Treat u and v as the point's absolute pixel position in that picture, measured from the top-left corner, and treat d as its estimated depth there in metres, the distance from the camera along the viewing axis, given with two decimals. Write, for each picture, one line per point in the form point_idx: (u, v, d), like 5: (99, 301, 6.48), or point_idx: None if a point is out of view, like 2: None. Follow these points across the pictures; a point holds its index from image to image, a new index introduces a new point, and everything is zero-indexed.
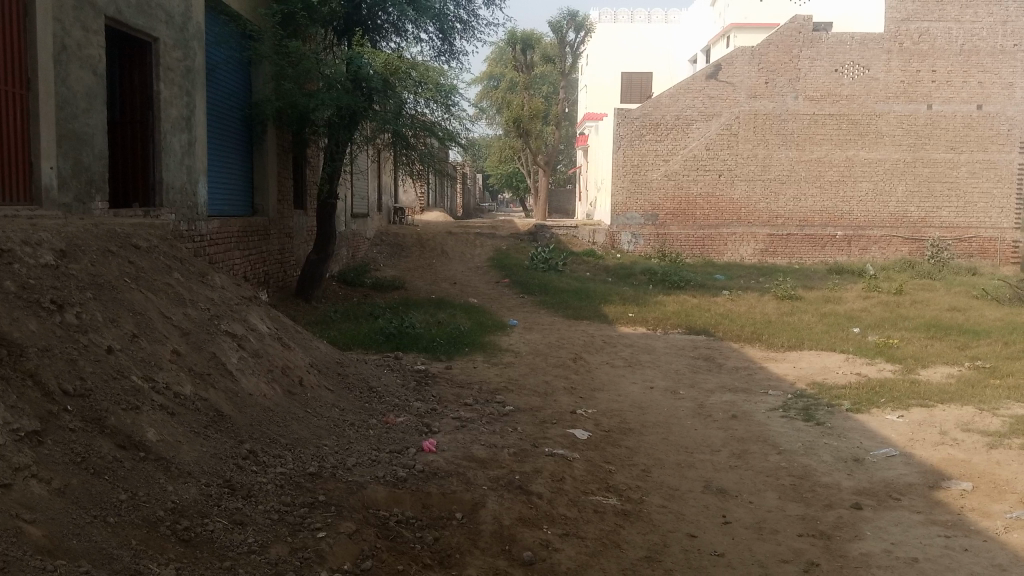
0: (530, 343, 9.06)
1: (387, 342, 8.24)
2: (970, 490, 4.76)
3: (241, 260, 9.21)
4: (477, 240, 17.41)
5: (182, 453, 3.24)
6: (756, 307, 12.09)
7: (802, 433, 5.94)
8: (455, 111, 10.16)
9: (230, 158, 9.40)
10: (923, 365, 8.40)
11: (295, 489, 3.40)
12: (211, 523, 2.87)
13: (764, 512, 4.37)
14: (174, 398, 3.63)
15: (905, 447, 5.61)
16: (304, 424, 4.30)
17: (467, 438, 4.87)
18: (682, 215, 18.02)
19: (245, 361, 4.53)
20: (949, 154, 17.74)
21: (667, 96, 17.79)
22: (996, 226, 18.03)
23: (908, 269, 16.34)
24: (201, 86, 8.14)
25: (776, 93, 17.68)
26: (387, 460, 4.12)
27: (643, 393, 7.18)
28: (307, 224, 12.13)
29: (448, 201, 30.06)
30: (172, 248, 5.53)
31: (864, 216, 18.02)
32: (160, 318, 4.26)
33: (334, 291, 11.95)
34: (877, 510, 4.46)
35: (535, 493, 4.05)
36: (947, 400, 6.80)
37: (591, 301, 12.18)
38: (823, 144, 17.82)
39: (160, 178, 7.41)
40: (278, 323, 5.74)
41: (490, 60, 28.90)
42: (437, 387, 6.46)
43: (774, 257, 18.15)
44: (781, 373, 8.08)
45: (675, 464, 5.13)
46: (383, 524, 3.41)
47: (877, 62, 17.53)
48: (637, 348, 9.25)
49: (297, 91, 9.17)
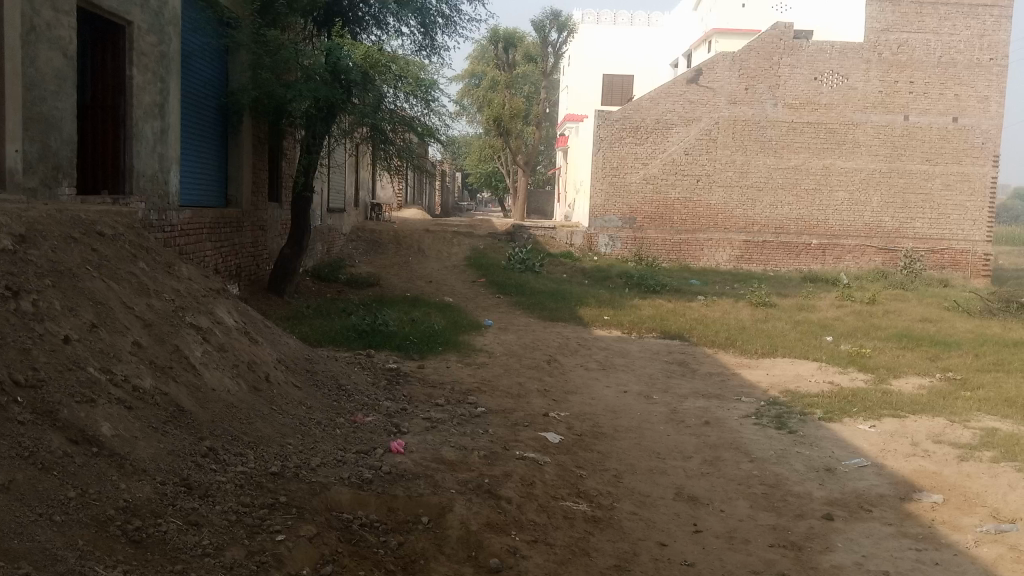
0: (505, 343, 8.98)
1: (359, 339, 8.12)
2: (940, 502, 4.75)
3: (212, 252, 9.03)
4: (454, 238, 17.29)
5: (138, 449, 3.11)
6: (730, 312, 12.09)
7: (774, 441, 5.91)
8: (435, 106, 10.06)
9: (204, 148, 9.22)
10: (895, 374, 8.41)
11: (255, 489, 3.29)
12: (164, 524, 2.75)
13: (735, 521, 4.32)
14: (133, 392, 3.50)
15: (876, 458, 5.59)
16: (268, 421, 4.18)
17: (437, 439, 4.77)
18: (660, 219, 18.05)
19: (210, 355, 4.40)
20: (925, 166, 17.90)
21: (648, 100, 17.80)
22: (968, 239, 18.23)
23: (881, 279, 16.47)
24: (176, 73, 7.96)
25: (755, 99, 17.74)
26: (353, 461, 4.02)
27: (616, 397, 7.12)
28: (282, 217, 11.96)
29: (426, 198, 29.94)
30: (138, 236, 5.39)
31: (839, 225, 18.15)
32: (122, 308, 4.12)
33: (307, 286, 11.79)
34: (848, 521, 4.42)
35: (504, 498, 3.96)
36: (919, 411, 6.80)
37: (566, 303, 12.11)
38: (801, 152, 17.91)
39: (131, 166, 7.23)
40: (246, 317, 5.60)
41: (473, 59, 28.82)
42: (408, 386, 6.35)
43: (749, 264, 18.22)
44: (754, 380, 8.05)
45: (647, 470, 5.07)
46: (346, 527, 3.31)
47: (857, 73, 17.64)
48: (612, 351, 9.20)
49: (275, 81, 9.03)
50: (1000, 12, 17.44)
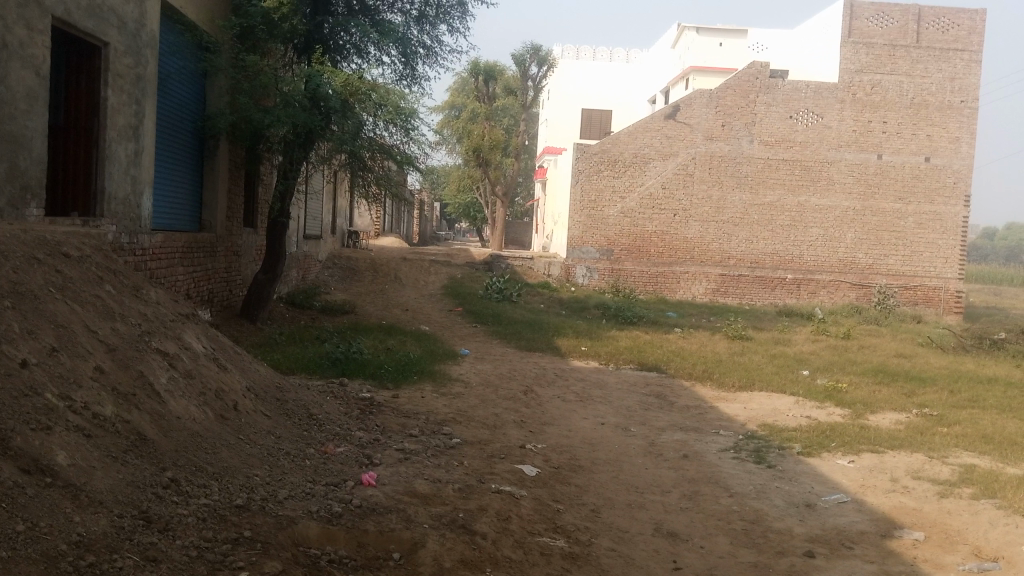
0: (481, 373, 8.86)
1: (332, 367, 7.97)
2: (921, 539, 4.68)
3: (184, 277, 8.86)
4: (430, 267, 17.17)
5: (95, 479, 2.95)
6: (706, 346, 12.06)
7: (753, 475, 5.83)
8: (414, 135, 9.96)
9: (179, 171, 9.08)
10: (871, 410, 8.38)
11: (218, 523, 3.14)
12: (120, 559, 2.59)
13: (715, 559, 4.21)
14: (93, 420, 3.34)
15: (856, 493, 5.53)
16: (234, 451, 4.03)
17: (410, 471, 4.64)
18: (637, 251, 18.08)
19: (176, 382, 4.25)
20: (897, 204, 18.13)
21: (626, 134, 17.91)
22: (940, 276, 18.43)
23: (856, 314, 16.56)
24: (152, 95, 7.84)
25: (731, 136, 17.92)
26: (322, 494, 3.88)
27: (594, 429, 7.01)
28: (257, 243, 11.80)
29: (404, 227, 29.87)
30: (106, 259, 5.24)
31: (814, 260, 18.28)
32: (85, 332, 3.96)
33: (281, 313, 11.61)
34: (829, 559, 4.33)
35: (479, 533, 3.83)
36: (897, 446, 6.76)
37: (544, 333, 12.02)
38: (776, 188, 18.08)
39: (102, 188, 7.07)
40: (216, 343, 5.45)
41: (453, 90, 28.95)
42: (382, 416, 6.20)
43: (725, 297, 18.26)
44: (732, 414, 7.97)
45: (625, 505, 4.96)
46: (313, 563, 3.16)
47: (831, 111, 17.90)
48: (589, 382, 9.10)
49: (252, 106, 8.96)
50: (971, 56, 17.84)
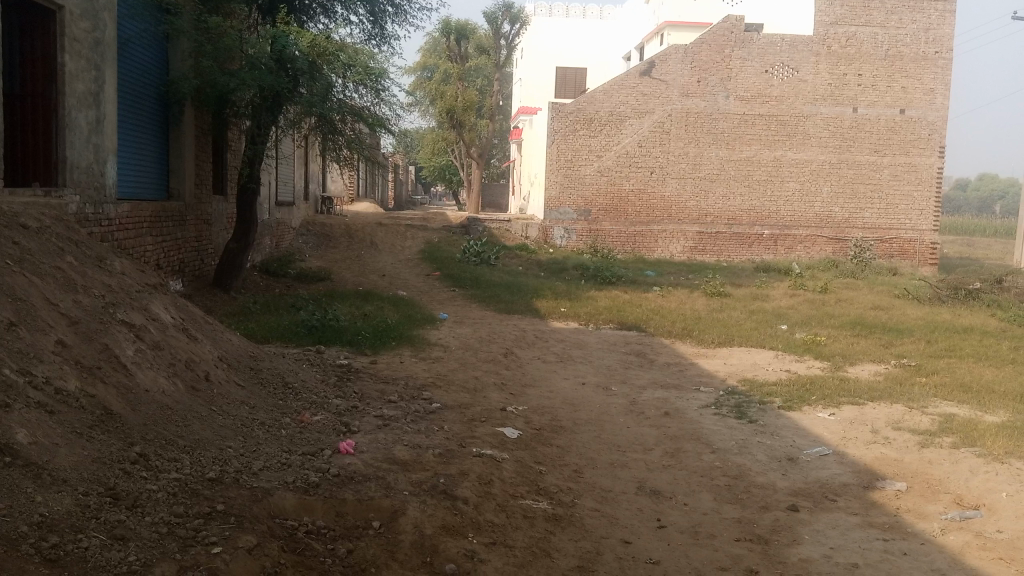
0: (460, 337, 8.76)
1: (308, 335, 7.84)
2: (904, 489, 4.68)
3: (153, 247, 8.65)
4: (407, 232, 16.98)
5: (58, 457, 2.83)
6: (685, 303, 12.04)
7: (735, 431, 5.82)
8: (385, 96, 9.73)
9: (143, 138, 8.81)
10: (851, 362, 8.41)
11: (189, 498, 3.04)
12: (85, 539, 2.48)
13: (699, 515, 4.19)
14: (55, 395, 3.22)
15: (837, 446, 5.53)
16: (206, 423, 3.93)
17: (389, 437, 4.56)
18: (614, 211, 17.99)
19: (143, 354, 4.12)
20: (873, 157, 18.13)
21: (600, 92, 17.70)
22: (915, 228, 18.52)
23: (833, 268, 16.61)
24: (113, 60, 7.55)
25: (707, 92, 17.77)
26: (299, 464, 3.79)
27: (575, 389, 6.96)
28: (228, 211, 11.58)
29: (378, 191, 29.55)
30: (68, 230, 5.06)
31: (791, 215, 18.27)
32: (45, 305, 3.81)
33: (255, 281, 11.43)
34: (814, 512, 4.32)
35: (460, 498, 3.77)
36: (877, 397, 6.78)
37: (523, 295, 11.93)
38: (753, 144, 17.99)
39: (64, 157, 6.83)
40: (186, 314, 5.31)
41: (425, 50, 28.44)
42: (360, 382, 6.11)
43: (703, 254, 18.25)
44: (712, 370, 7.97)
45: (607, 464, 4.92)
46: (289, 536, 3.08)
47: (806, 65, 17.78)
48: (569, 343, 9.05)
49: (216, 69, 8.69)
50: (944, 6, 17.74)
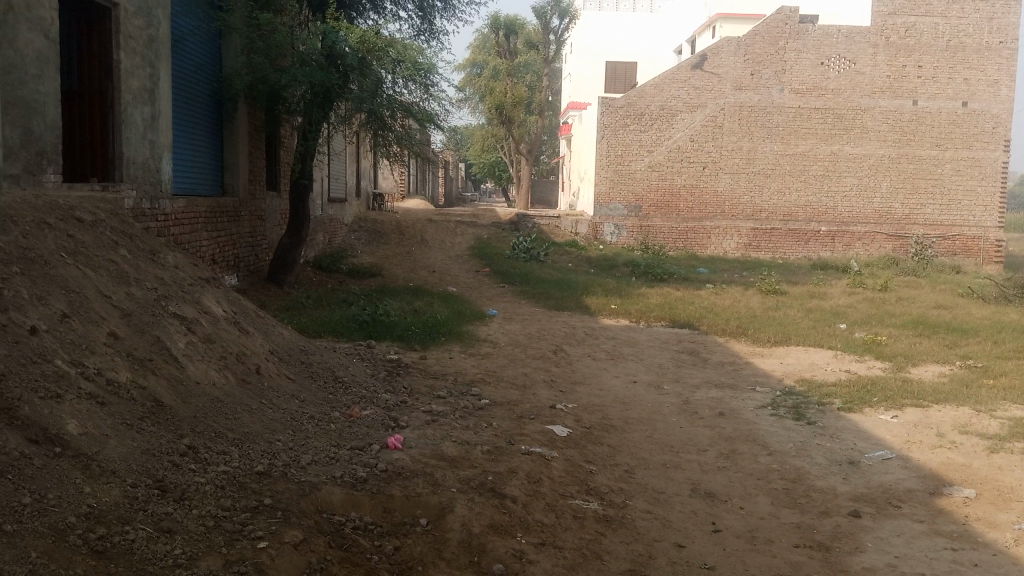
0: (509, 333, 8.70)
1: (359, 330, 7.87)
2: (973, 497, 4.46)
3: (208, 242, 8.76)
4: (456, 228, 16.98)
5: (107, 448, 2.83)
6: (738, 301, 11.78)
7: (792, 432, 5.63)
8: (434, 91, 9.71)
9: (198, 134, 8.92)
10: (912, 363, 8.11)
11: (237, 491, 3.01)
12: (132, 532, 2.45)
13: (756, 520, 4.04)
14: (107, 386, 3.23)
15: (900, 450, 5.31)
16: (256, 416, 3.92)
17: (437, 433, 4.50)
18: (666, 207, 17.73)
19: (194, 347, 4.13)
20: (935, 151, 17.55)
21: (651, 86, 17.47)
22: (979, 225, 17.89)
23: (892, 266, 16.12)
24: (168, 57, 7.66)
25: (761, 85, 17.39)
26: (347, 458, 3.75)
27: (626, 388, 6.84)
28: (281, 207, 11.69)
29: (429, 188, 29.67)
30: (122, 223, 5.13)
31: (849, 211, 17.80)
32: (98, 298, 3.84)
33: (308, 277, 11.53)
34: (877, 519, 4.13)
35: (508, 497, 3.68)
36: (941, 399, 6.51)
37: (572, 292, 11.81)
38: (808, 138, 17.55)
39: (120, 153, 6.94)
40: (237, 307, 5.34)
41: (474, 47, 28.43)
42: (408, 378, 6.08)
43: (757, 252, 17.90)
44: (767, 369, 7.77)
45: (660, 465, 4.80)
46: (337, 531, 3.04)
47: (864, 57, 17.28)
48: (619, 340, 8.91)
49: (269, 65, 8.73)
50: None
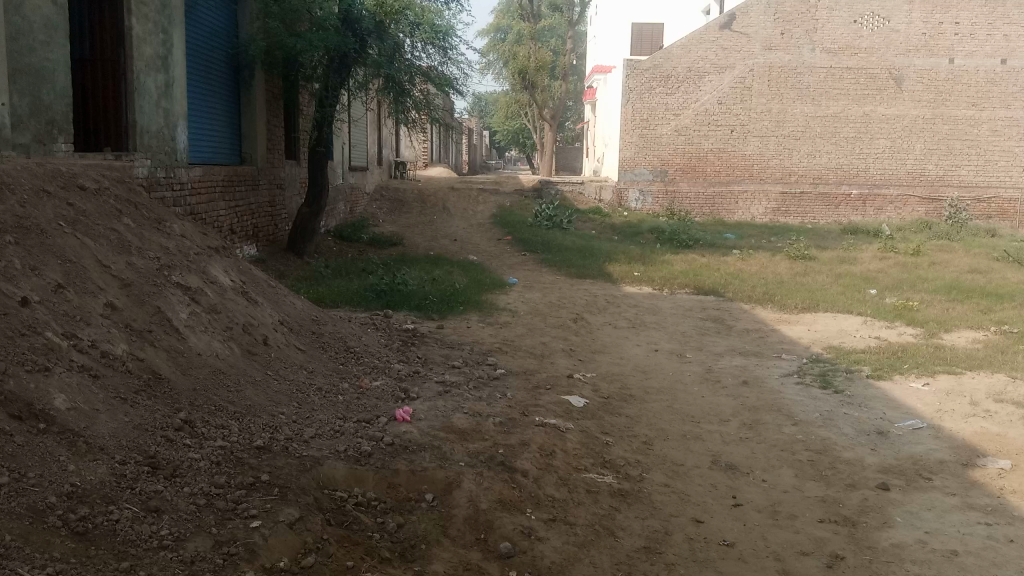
0: (529, 302, 8.55)
1: (376, 299, 7.75)
2: (1008, 468, 4.25)
3: (226, 212, 8.66)
4: (479, 196, 16.77)
5: (97, 424, 2.74)
6: (766, 267, 11.49)
7: (819, 401, 5.45)
8: (454, 55, 9.44)
9: (214, 103, 8.75)
10: (945, 329, 7.84)
11: (234, 467, 2.92)
12: (116, 512, 2.37)
13: (779, 493, 3.88)
14: (102, 359, 3.13)
15: (932, 419, 5.10)
16: (260, 388, 3.82)
17: (449, 405, 4.37)
18: (692, 171, 17.37)
19: (198, 318, 4.03)
20: (971, 111, 16.99)
21: (678, 47, 17.03)
22: (1016, 187, 17.37)
23: (926, 230, 15.69)
24: (180, 24, 7.47)
25: (792, 45, 16.86)
26: (352, 432, 3.64)
27: (647, 357, 6.67)
28: (301, 175, 11.57)
29: (452, 157, 29.44)
30: (129, 192, 5.01)
31: (881, 174, 17.33)
32: (96, 267, 3.74)
33: (328, 246, 11.43)
34: (906, 492, 3.95)
35: (519, 471, 3.55)
36: (976, 366, 6.28)
37: (595, 260, 11.61)
38: (840, 99, 17.04)
39: (133, 121, 6.76)
40: (247, 277, 5.23)
41: (498, 12, 27.96)
42: (423, 347, 5.95)
43: (786, 217, 17.52)
44: (795, 336, 7.55)
45: (679, 436, 4.64)
46: (338, 508, 2.94)
47: (899, 14, 16.72)
48: (642, 308, 8.72)
49: (284, 30, 8.53)
50: None
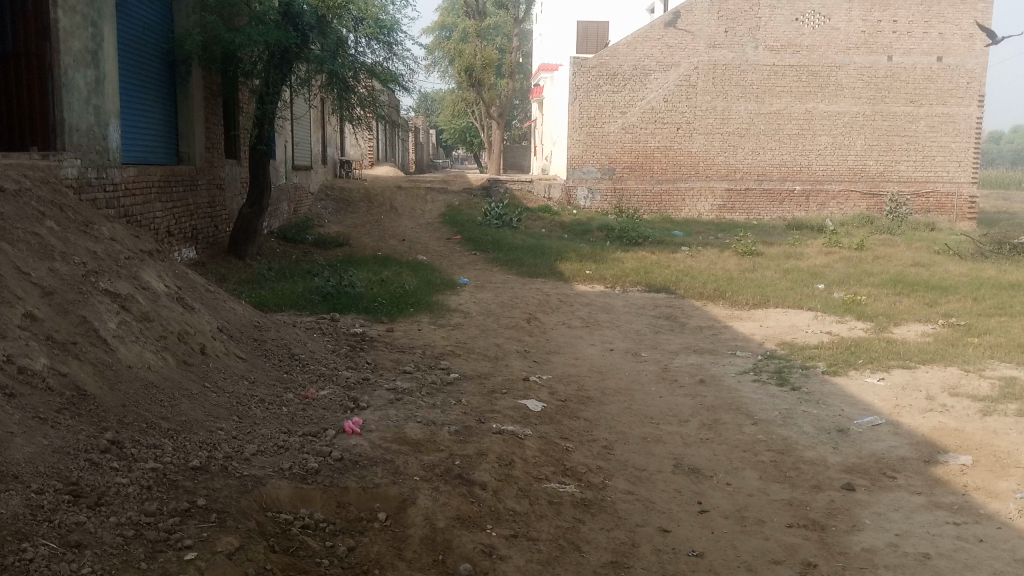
0: (481, 302, 8.35)
1: (323, 302, 7.48)
2: (970, 464, 4.21)
3: (163, 214, 8.27)
4: (427, 194, 16.50)
5: (10, 449, 2.47)
6: (715, 263, 11.48)
7: (777, 399, 5.37)
8: (399, 51, 9.14)
9: (148, 101, 8.35)
10: (895, 322, 7.88)
11: (167, 492, 2.68)
12: (30, 550, 2.14)
13: (744, 497, 3.76)
14: (18, 375, 2.85)
15: (890, 415, 5.06)
16: (197, 402, 3.55)
17: (401, 414, 4.15)
18: (640, 169, 17.38)
19: (129, 327, 3.74)
20: (909, 108, 17.33)
21: (624, 45, 16.99)
22: (953, 181, 17.75)
23: (868, 225, 15.95)
24: (111, 17, 7.06)
25: (735, 42, 16.98)
26: (298, 447, 3.41)
27: (602, 356, 6.53)
28: (241, 175, 11.16)
29: (398, 156, 29.07)
30: (53, 193, 4.67)
31: (824, 170, 17.58)
32: (14, 273, 3.43)
33: (272, 248, 11.07)
34: (872, 492, 3.87)
35: (477, 484, 3.37)
36: (928, 360, 6.29)
37: (546, 258, 11.46)
38: (784, 96, 17.23)
39: (61, 120, 6.40)
40: (184, 282, 4.92)
41: (442, 9, 27.67)
42: (372, 352, 5.72)
43: (732, 213, 17.64)
44: (748, 333, 7.51)
45: (639, 439, 4.51)
46: (283, 532, 2.73)
47: (839, 12, 16.93)
48: (595, 307, 8.61)
49: (222, 25, 8.19)
50: None
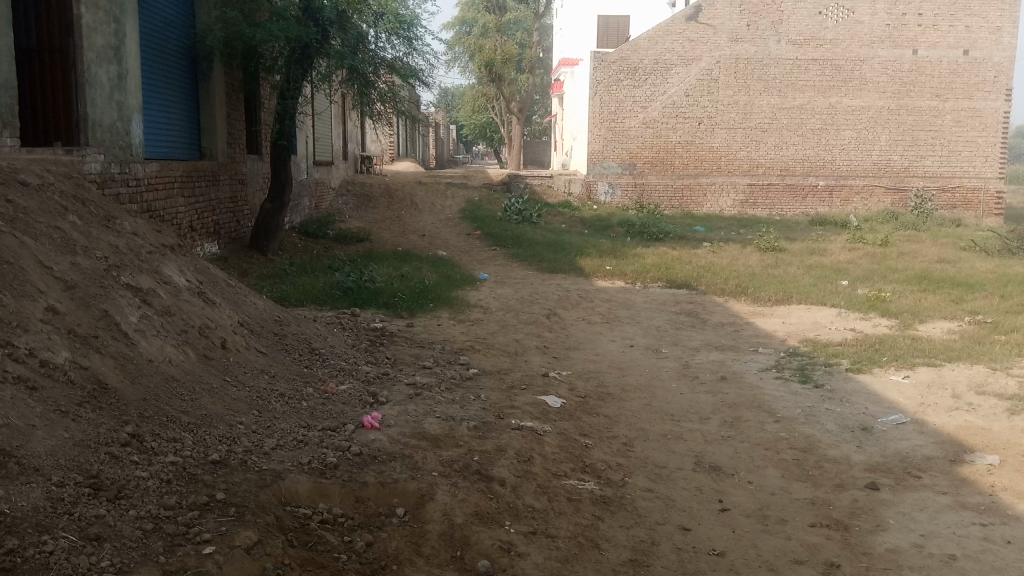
0: (500, 298, 8.34)
1: (343, 297, 7.49)
2: (998, 464, 4.14)
3: (185, 208, 8.31)
4: (447, 189, 16.49)
5: (32, 441, 2.49)
6: (737, 259, 11.39)
7: (800, 397, 5.31)
8: (418, 46, 9.11)
9: (171, 97, 8.39)
10: (920, 320, 7.77)
11: (186, 485, 2.69)
12: (50, 542, 2.16)
13: (766, 496, 3.72)
14: (40, 368, 2.87)
15: (915, 413, 4.99)
16: (217, 396, 3.56)
17: (420, 409, 4.14)
18: (661, 164, 17.28)
19: (150, 320, 3.75)
20: (934, 102, 17.08)
21: (645, 39, 16.88)
22: (979, 176, 17.48)
23: (892, 220, 15.76)
24: (133, 13, 7.08)
25: (757, 36, 16.81)
26: (316, 442, 3.41)
27: (622, 353, 6.49)
28: (263, 170, 11.21)
29: (418, 152, 29.09)
30: (76, 187, 4.70)
31: (847, 165, 17.39)
32: (37, 267, 3.45)
33: (293, 243, 11.11)
34: (897, 491, 3.81)
35: (496, 480, 3.35)
36: (954, 357, 6.19)
37: (566, 254, 11.42)
38: (807, 90, 17.04)
39: (84, 115, 6.43)
40: (205, 276, 4.94)
41: (462, 4, 27.64)
42: (392, 347, 5.72)
43: (754, 208, 17.51)
44: (770, 329, 7.43)
45: (660, 436, 4.47)
46: (301, 527, 2.73)
47: (863, 6, 16.73)
48: (615, 303, 8.56)
49: (243, 21, 8.21)
50: None
